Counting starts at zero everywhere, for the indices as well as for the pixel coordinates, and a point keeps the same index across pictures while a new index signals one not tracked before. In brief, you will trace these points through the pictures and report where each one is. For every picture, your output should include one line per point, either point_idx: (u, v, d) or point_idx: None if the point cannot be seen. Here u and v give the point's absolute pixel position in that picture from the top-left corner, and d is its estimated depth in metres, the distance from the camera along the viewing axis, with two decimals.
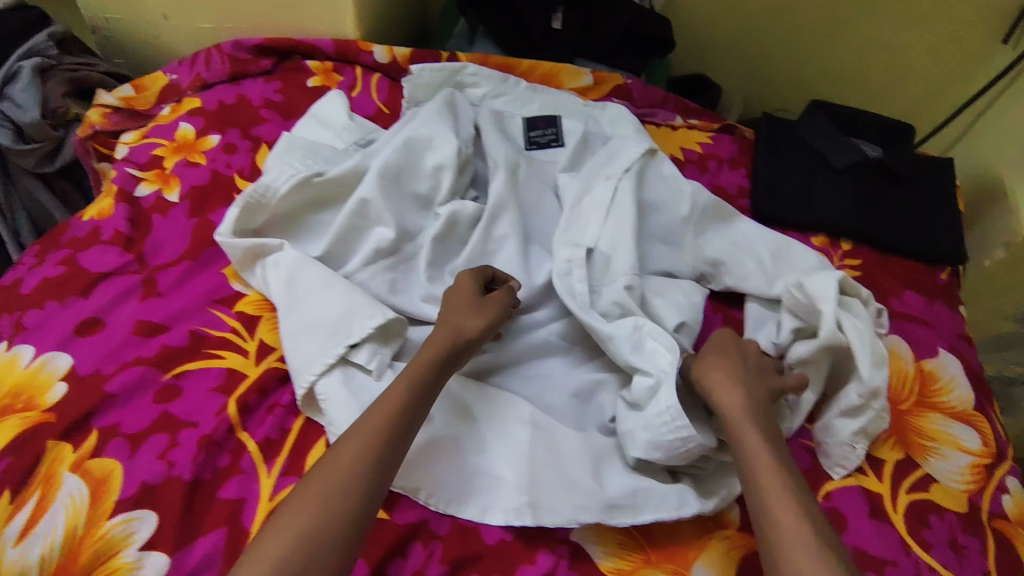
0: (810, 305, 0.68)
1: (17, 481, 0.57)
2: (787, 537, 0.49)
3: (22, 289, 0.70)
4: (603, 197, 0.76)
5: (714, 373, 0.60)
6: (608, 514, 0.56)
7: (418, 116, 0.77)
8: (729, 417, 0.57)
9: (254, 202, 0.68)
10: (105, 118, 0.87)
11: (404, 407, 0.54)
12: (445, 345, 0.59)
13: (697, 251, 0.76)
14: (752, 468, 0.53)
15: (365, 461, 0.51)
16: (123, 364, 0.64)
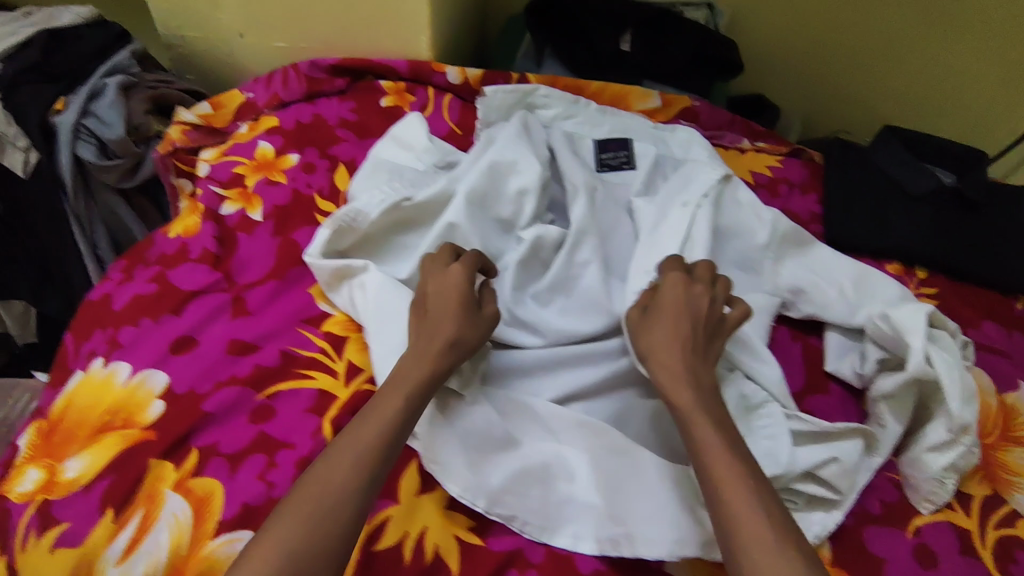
0: (895, 337, 0.67)
1: (121, 499, 0.58)
2: (744, 525, 0.49)
3: (115, 305, 0.71)
4: (681, 223, 0.75)
5: (659, 352, 0.59)
6: (705, 551, 0.57)
7: (499, 141, 0.78)
8: (675, 400, 0.56)
9: (344, 225, 0.69)
10: (184, 135, 0.89)
11: (399, 422, 0.55)
12: (432, 361, 0.58)
13: (775, 278, 0.75)
14: (705, 451, 0.53)
15: (358, 474, 0.51)
16: (219, 383, 0.65)
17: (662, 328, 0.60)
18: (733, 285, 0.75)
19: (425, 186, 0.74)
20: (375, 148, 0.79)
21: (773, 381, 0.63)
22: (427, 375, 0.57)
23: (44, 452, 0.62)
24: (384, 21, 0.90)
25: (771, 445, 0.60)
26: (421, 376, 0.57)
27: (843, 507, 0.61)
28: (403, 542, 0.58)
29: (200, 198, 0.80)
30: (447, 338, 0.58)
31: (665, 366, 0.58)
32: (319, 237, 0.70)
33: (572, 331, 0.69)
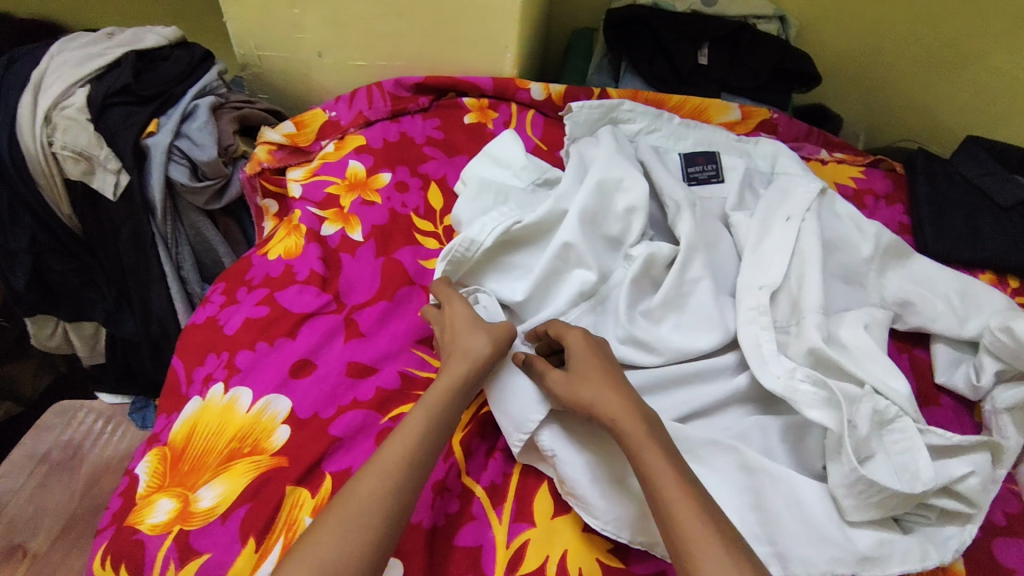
0: (1019, 349, 0.66)
1: (260, 529, 0.56)
2: (694, 544, 0.47)
3: (226, 329, 0.71)
4: (786, 237, 0.75)
5: (590, 391, 0.57)
6: (859, 569, 0.56)
7: (600, 158, 0.78)
8: (623, 430, 0.54)
9: (454, 261, 0.70)
10: (272, 155, 0.89)
11: (430, 440, 0.55)
12: (455, 378, 0.59)
13: (881, 290, 0.75)
14: (649, 479, 0.51)
15: (390, 486, 0.51)
16: (342, 407, 0.64)
17: (586, 370, 0.59)
18: (842, 298, 0.74)
19: (532, 207, 0.74)
20: (470, 166, 0.80)
21: (903, 395, 0.63)
22: (455, 392, 0.58)
23: (173, 481, 0.61)
24: (469, 39, 0.90)
25: (902, 458, 0.60)
26: (450, 393, 0.58)
27: (979, 519, 0.60)
28: (546, 565, 0.56)
29: (299, 219, 0.81)
30: (477, 353, 0.60)
31: (601, 401, 0.56)
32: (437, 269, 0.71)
33: (691, 348, 0.68)
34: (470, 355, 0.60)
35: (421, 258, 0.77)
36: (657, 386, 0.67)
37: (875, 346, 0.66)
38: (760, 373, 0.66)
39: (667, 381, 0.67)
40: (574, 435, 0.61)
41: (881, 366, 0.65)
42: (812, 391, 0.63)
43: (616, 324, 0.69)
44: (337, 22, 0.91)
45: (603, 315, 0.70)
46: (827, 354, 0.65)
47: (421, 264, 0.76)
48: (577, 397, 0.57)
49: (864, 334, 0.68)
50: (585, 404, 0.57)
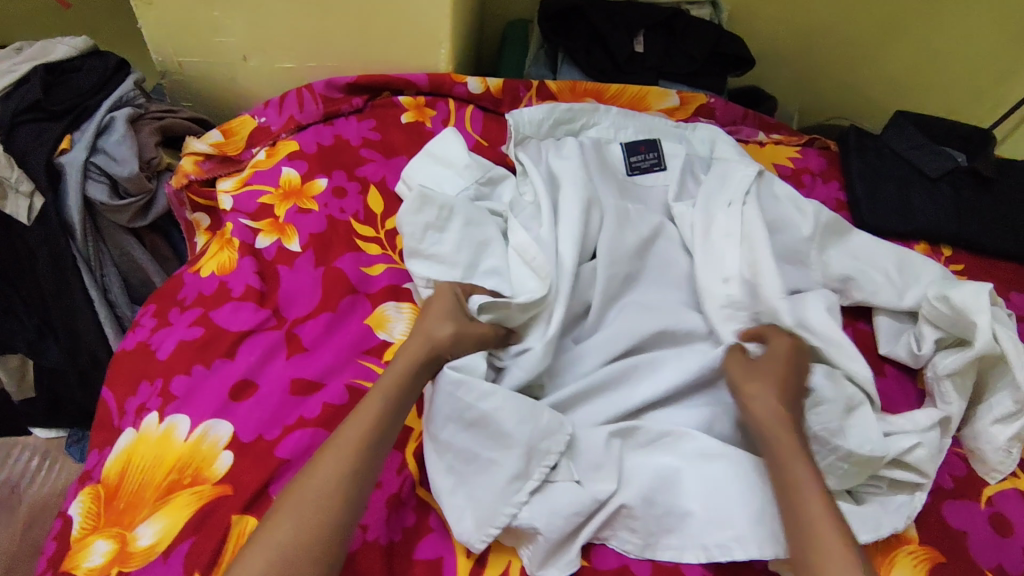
0: (955, 316, 0.68)
1: (205, 564, 0.53)
2: (824, 553, 0.48)
3: (158, 354, 0.67)
4: (731, 225, 0.76)
5: (749, 392, 0.59)
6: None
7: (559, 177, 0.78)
8: (774, 439, 0.56)
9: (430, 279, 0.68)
10: (199, 166, 0.85)
11: (386, 424, 0.54)
12: (418, 350, 0.58)
13: (824, 268, 0.76)
14: (790, 485, 0.52)
15: (346, 471, 0.51)
16: (288, 427, 0.62)
17: (763, 368, 0.61)
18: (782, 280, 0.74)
19: (481, 218, 0.71)
20: (411, 168, 0.79)
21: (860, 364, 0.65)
22: (410, 373, 0.57)
23: (108, 521, 0.57)
24: (401, 36, 0.88)
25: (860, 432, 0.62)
26: (413, 366, 0.57)
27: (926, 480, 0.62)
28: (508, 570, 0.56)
29: (231, 232, 0.76)
30: (443, 333, 0.59)
31: (755, 404, 0.58)
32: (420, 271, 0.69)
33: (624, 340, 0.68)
34: (434, 336, 0.59)
35: (363, 265, 0.74)
36: (598, 390, 0.65)
37: (836, 326, 0.68)
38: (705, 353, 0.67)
39: (614, 379, 0.65)
40: (563, 509, 0.56)
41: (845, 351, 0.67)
42: None
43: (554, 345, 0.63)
44: (261, 24, 0.87)
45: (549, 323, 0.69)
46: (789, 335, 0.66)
47: (364, 271, 0.74)
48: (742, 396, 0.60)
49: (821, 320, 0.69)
50: (745, 400, 0.59)
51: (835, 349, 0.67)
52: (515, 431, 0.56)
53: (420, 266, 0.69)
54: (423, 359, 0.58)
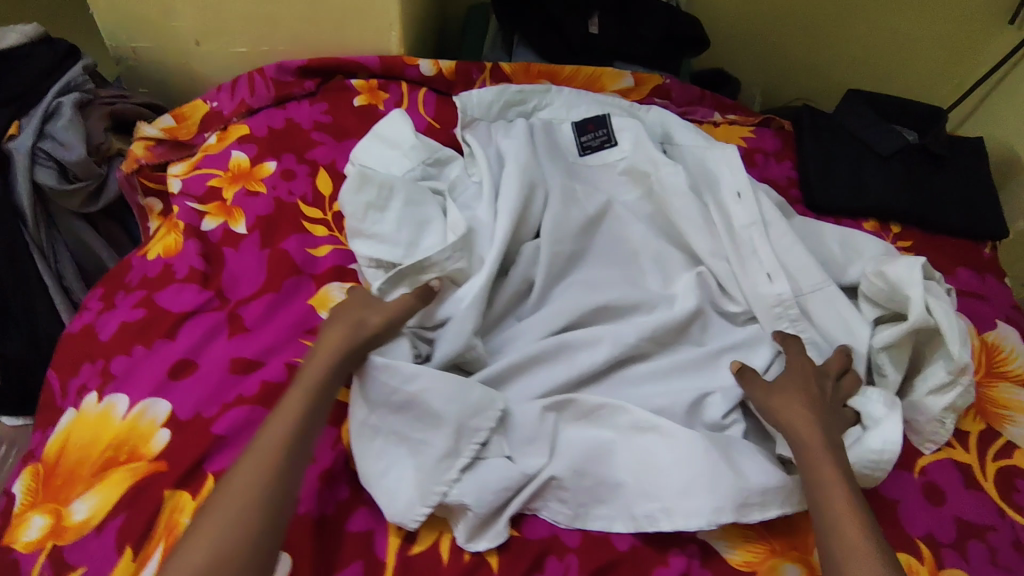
0: (892, 291, 0.69)
1: (138, 537, 0.54)
2: (853, 552, 0.50)
3: (101, 335, 0.68)
4: (689, 210, 0.77)
5: (769, 395, 0.62)
6: (740, 513, 0.56)
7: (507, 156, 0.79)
8: (801, 444, 0.58)
9: (372, 258, 0.69)
10: (149, 151, 0.85)
11: (309, 416, 0.54)
12: (340, 341, 0.58)
13: (772, 245, 0.76)
14: (821, 488, 0.54)
15: (275, 466, 0.50)
16: (226, 405, 0.62)
17: (787, 382, 0.63)
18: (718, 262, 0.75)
19: (421, 197, 0.71)
20: (358, 150, 0.78)
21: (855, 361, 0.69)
22: (335, 364, 0.57)
23: (45, 497, 0.58)
24: (351, 19, 0.88)
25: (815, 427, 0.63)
26: (337, 357, 0.57)
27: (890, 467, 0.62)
28: (439, 541, 0.58)
29: (178, 215, 0.77)
30: (374, 320, 0.59)
31: (778, 408, 0.61)
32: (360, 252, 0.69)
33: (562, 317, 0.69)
34: (366, 324, 0.59)
35: (309, 247, 0.75)
36: (539, 361, 0.66)
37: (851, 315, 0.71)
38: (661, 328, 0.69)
39: (551, 354, 0.66)
40: (493, 481, 0.57)
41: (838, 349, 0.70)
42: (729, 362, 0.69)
43: (478, 315, 0.63)
44: (210, 8, 0.87)
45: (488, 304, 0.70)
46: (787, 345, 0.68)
47: (309, 252, 0.74)
48: (769, 405, 0.62)
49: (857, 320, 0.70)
50: (772, 412, 0.61)
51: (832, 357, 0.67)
52: (445, 410, 0.57)
53: (362, 246, 0.69)
54: (350, 347, 0.58)
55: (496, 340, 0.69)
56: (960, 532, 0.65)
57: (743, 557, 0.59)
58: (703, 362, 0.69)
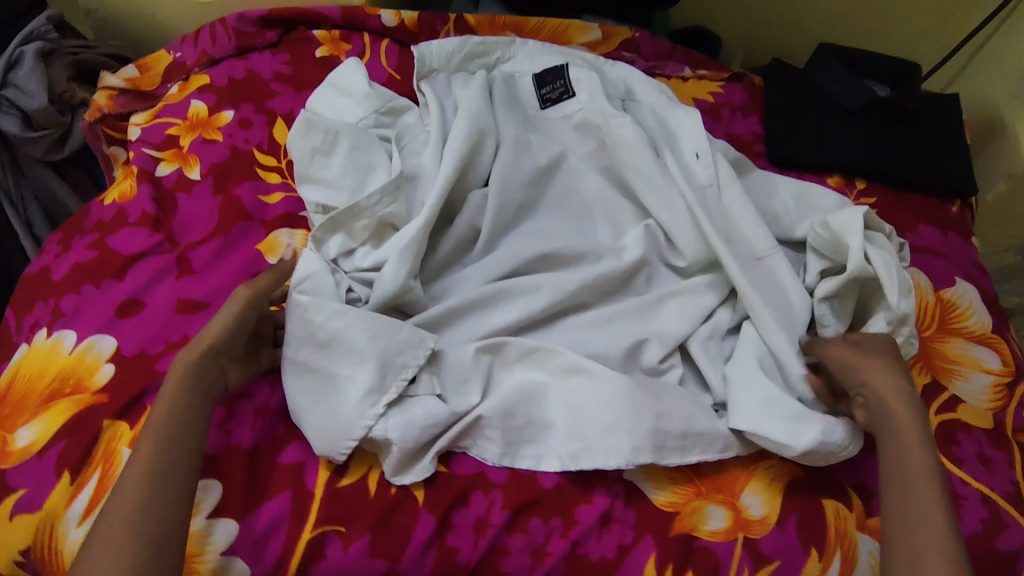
0: (835, 242, 0.68)
1: (76, 462, 0.57)
2: (931, 541, 0.50)
3: (54, 275, 0.70)
4: (644, 163, 0.74)
5: (869, 370, 0.60)
6: (658, 456, 0.58)
7: (461, 104, 0.77)
8: (896, 424, 0.57)
9: (321, 205, 0.70)
10: (112, 101, 0.86)
11: (160, 469, 0.50)
12: (207, 335, 0.57)
13: (723, 200, 0.73)
14: (904, 472, 0.54)
15: (161, 471, 0.50)
16: (170, 345, 0.63)
17: (876, 353, 0.61)
18: (668, 215, 0.72)
19: (367, 145, 0.72)
20: (314, 98, 0.78)
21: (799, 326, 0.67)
22: (207, 357, 0.56)
23: None
24: None
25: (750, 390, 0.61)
26: (210, 349, 0.56)
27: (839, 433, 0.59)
28: (368, 475, 0.59)
29: (133, 161, 0.78)
30: (203, 343, 0.56)
31: (879, 387, 0.59)
32: (308, 195, 0.70)
33: (502, 266, 0.70)
34: (207, 335, 0.56)
35: (261, 193, 0.75)
36: (477, 306, 0.67)
37: (791, 275, 0.69)
38: (605, 276, 0.70)
39: (487, 300, 0.67)
40: (419, 420, 0.58)
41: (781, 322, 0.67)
42: (672, 312, 0.69)
43: (414, 257, 0.63)
44: None
45: (432, 251, 0.71)
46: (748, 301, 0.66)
47: (260, 199, 0.75)
48: (856, 369, 0.60)
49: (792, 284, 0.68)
50: (862, 382, 0.60)
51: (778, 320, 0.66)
52: (370, 345, 0.58)
53: (310, 192, 0.70)
54: (204, 359, 0.55)
55: (437, 288, 0.70)
56: None
57: (668, 497, 0.61)
58: (642, 309, 0.69)
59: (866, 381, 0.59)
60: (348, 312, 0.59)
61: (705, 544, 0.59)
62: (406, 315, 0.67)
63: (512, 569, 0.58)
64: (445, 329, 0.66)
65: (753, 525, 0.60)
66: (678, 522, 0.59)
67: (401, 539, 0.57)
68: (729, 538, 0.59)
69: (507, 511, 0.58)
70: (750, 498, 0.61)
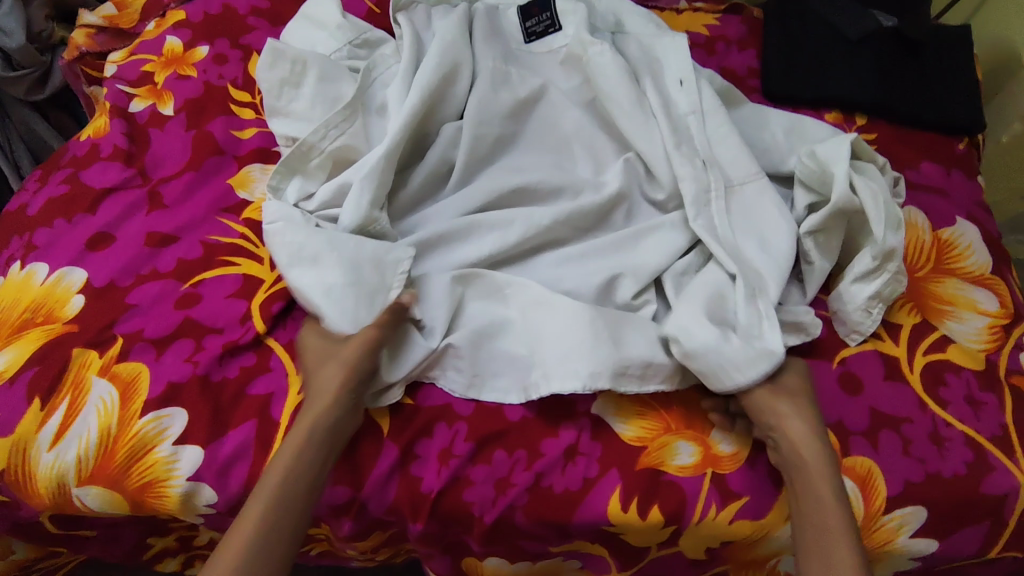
0: (822, 174, 0.66)
1: (46, 389, 0.57)
2: None
3: (29, 211, 0.70)
4: (626, 98, 0.72)
5: (782, 412, 0.56)
6: (618, 382, 0.57)
7: (439, 35, 0.74)
8: (813, 476, 0.54)
9: (289, 137, 0.69)
10: (91, 39, 0.85)
11: (270, 529, 0.51)
12: (348, 379, 0.55)
13: (707, 134, 0.71)
14: (823, 530, 0.52)
15: (268, 527, 0.50)
16: (140, 277, 0.64)
17: (791, 390, 0.58)
18: (645, 143, 0.70)
19: (336, 78, 0.70)
20: (288, 30, 0.77)
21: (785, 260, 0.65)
22: (342, 402, 0.55)
23: None
24: None
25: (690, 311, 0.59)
26: (346, 398, 0.55)
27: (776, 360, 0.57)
28: None
29: (107, 97, 0.77)
30: (332, 388, 0.55)
31: (793, 437, 0.55)
32: (280, 126, 0.70)
33: (471, 202, 0.68)
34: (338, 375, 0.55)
35: (235, 129, 0.74)
36: (451, 239, 0.65)
37: (773, 210, 0.67)
38: (581, 212, 0.68)
39: (458, 234, 0.65)
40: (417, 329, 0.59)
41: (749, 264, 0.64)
42: (650, 245, 0.67)
43: (376, 186, 0.63)
44: None
45: (403, 186, 0.69)
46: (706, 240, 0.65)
47: (234, 134, 0.74)
48: (771, 411, 0.56)
49: (780, 215, 0.66)
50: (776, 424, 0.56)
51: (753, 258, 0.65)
52: (349, 258, 0.59)
53: (280, 124, 0.70)
54: (337, 406, 0.55)
55: (407, 224, 0.68)
56: (875, 422, 0.62)
57: (635, 433, 0.59)
58: (619, 244, 0.67)
59: (777, 429, 0.56)
60: (313, 242, 0.59)
61: (672, 478, 0.58)
62: None
63: (475, 500, 0.57)
64: (423, 261, 0.65)
65: (722, 461, 0.58)
66: (644, 456, 0.58)
67: (364, 467, 0.57)
68: (697, 474, 0.58)
69: (470, 442, 0.58)
70: (720, 435, 0.59)
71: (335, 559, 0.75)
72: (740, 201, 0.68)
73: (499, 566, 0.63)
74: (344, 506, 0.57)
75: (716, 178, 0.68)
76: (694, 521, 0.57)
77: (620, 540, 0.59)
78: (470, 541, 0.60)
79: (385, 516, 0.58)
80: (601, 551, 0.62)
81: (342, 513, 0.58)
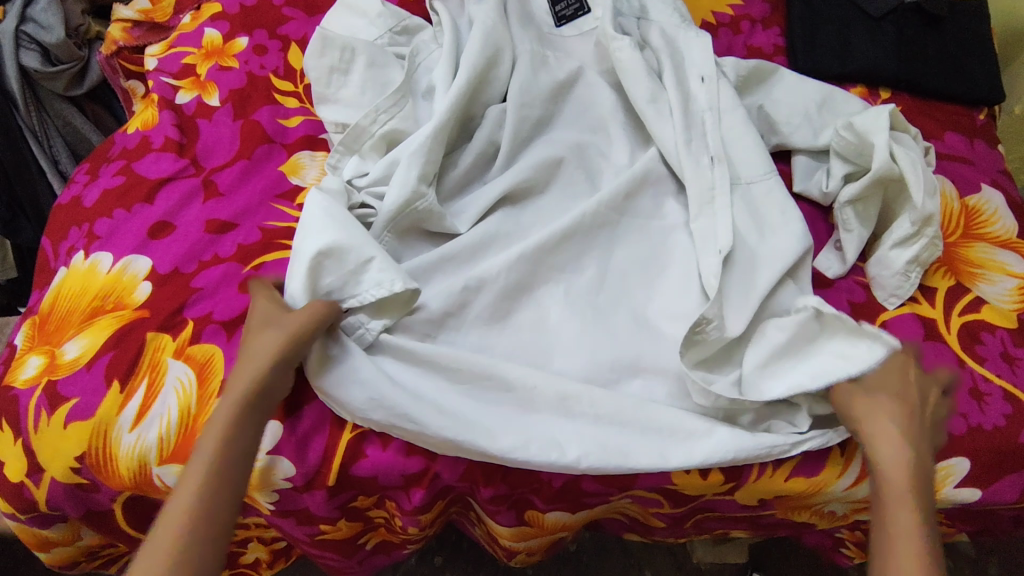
0: (861, 144, 0.69)
1: (125, 372, 0.59)
2: None
3: (85, 202, 0.71)
4: (644, 93, 0.73)
5: (857, 413, 0.56)
6: (691, 357, 0.61)
7: (477, 20, 0.76)
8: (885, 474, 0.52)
9: (338, 123, 0.72)
10: (127, 34, 0.86)
11: (208, 503, 0.48)
12: (284, 344, 0.54)
13: (719, 134, 0.71)
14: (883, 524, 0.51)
15: (198, 503, 0.48)
16: (203, 262, 0.65)
17: (881, 388, 0.56)
18: (659, 137, 0.72)
19: (387, 64, 0.74)
20: (327, 19, 0.79)
21: (788, 253, 0.65)
22: (277, 367, 0.54)
23: (41, 341, 0.64)
24: None
25: (737, 304, 0.63)
26: (279, 362, 0.54)
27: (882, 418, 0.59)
28: None
29: (153, 90, 0.78)
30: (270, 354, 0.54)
31: (880, 448, 0.53)
32: (334, 114, 0.72)
33: (514, 180, 0.69)
34: (279, 339, 0.54)
35: (281, 117, 0.76)
36: (449, 261, 0.65)
37: (777, 213, 0.68)
38: (609, 195, 0.68)
39: (502, 226, 0.68)
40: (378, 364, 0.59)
41: (736, 275, 0.65)
42: (680, 235, 0.69)
43: (424, 163, 0.65)
44: None
45: (452, 166, 0.71)
46: (712, 238, 0.66)
47: (280, 122, 0.75)
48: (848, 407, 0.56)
49: (786, 219, 0.67)
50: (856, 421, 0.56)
51: (761, 251, 0.66)
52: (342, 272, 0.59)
53: (329, 111, 0.72)
54: (270, 371, 0.54)
55: (455, 205, 0.70)
56: None
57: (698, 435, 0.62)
58: (656, 234, 0.69)
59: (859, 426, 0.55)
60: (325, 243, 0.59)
61: None
62: (426, 228, 0.67)
63: None
64: (475, 254, 0.66)
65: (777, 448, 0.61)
66: None
67: None
68: None
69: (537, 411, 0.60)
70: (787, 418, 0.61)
71: (387, 551, 0.79)
72: (749, 201, 0.69)
73: (561, 517, 0.66)
74: (417, 475, 0.60)
75: (723, 176, 0.69)
76: (753, 478, 0.60)
77: (676, 492, 0.62)
78: (535, 500, 0.63)
79: (457, 483, 0.61)
80: (658, 495, 0.64)
81: (415, 482, 0.60)
